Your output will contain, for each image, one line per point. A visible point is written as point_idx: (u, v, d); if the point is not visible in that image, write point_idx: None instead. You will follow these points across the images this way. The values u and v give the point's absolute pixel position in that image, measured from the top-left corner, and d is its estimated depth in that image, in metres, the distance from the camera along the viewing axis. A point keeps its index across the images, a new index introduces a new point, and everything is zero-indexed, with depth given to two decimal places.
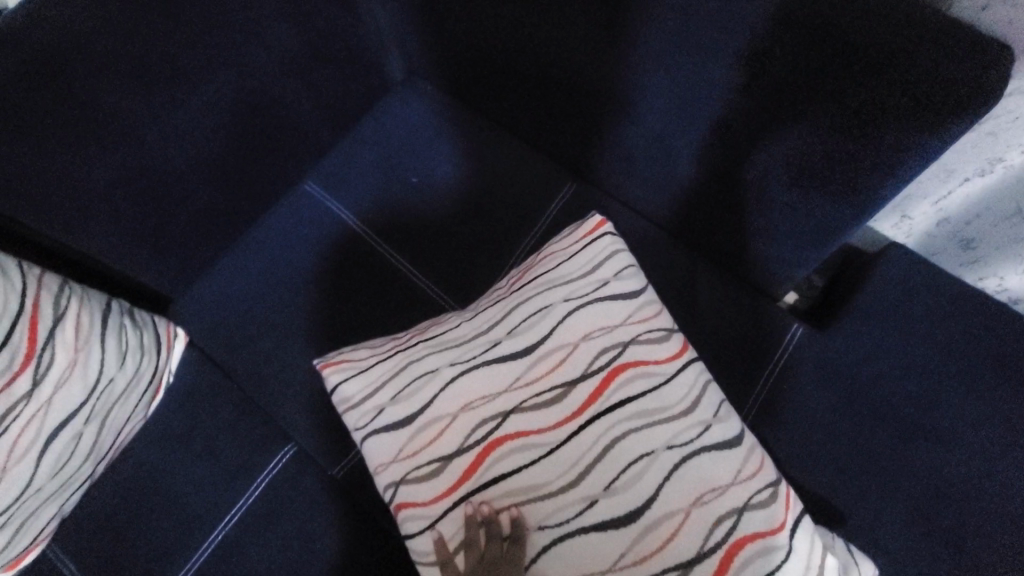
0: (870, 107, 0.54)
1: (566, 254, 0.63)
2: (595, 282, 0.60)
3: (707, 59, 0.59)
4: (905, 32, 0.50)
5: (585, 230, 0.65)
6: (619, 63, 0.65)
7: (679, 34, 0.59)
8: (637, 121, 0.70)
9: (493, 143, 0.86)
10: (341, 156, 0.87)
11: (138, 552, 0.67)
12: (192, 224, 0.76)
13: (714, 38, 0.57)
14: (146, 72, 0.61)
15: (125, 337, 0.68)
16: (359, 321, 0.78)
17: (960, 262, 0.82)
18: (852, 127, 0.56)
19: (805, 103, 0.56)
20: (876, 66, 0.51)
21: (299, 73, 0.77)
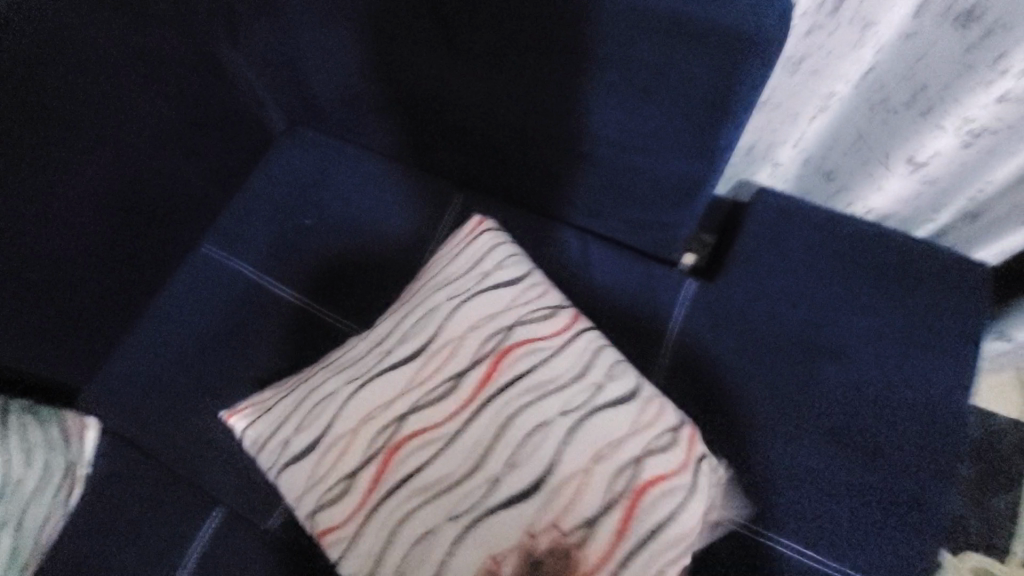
0: (685, 66, 0.59)
1: (449, 257, 0.66)
2: (479, 275, 0.62)
3: (539, 52, 0.63)
4: None
5: (465, 233, 0.67)
6: (467, 70, 0.69)
7: (511, 40, 0.63)
8: (499, 123, 0.74)
9: (379, 171, 0.89)
10: (232, 214, 0.88)
11: None
12: (89, 309, 0.75)
13: (539, 36, 0.61)
14: (33, 161, 0.62)
15: (29, 435, 0.66)
16: (272, 368, 0.78)
17: (830, 194, 0.88)
18: (679, 87, 0.61)
19: (634, 76, 0.62)
20: (678, 30, 0.56)
21: (176, 141, 0.78)
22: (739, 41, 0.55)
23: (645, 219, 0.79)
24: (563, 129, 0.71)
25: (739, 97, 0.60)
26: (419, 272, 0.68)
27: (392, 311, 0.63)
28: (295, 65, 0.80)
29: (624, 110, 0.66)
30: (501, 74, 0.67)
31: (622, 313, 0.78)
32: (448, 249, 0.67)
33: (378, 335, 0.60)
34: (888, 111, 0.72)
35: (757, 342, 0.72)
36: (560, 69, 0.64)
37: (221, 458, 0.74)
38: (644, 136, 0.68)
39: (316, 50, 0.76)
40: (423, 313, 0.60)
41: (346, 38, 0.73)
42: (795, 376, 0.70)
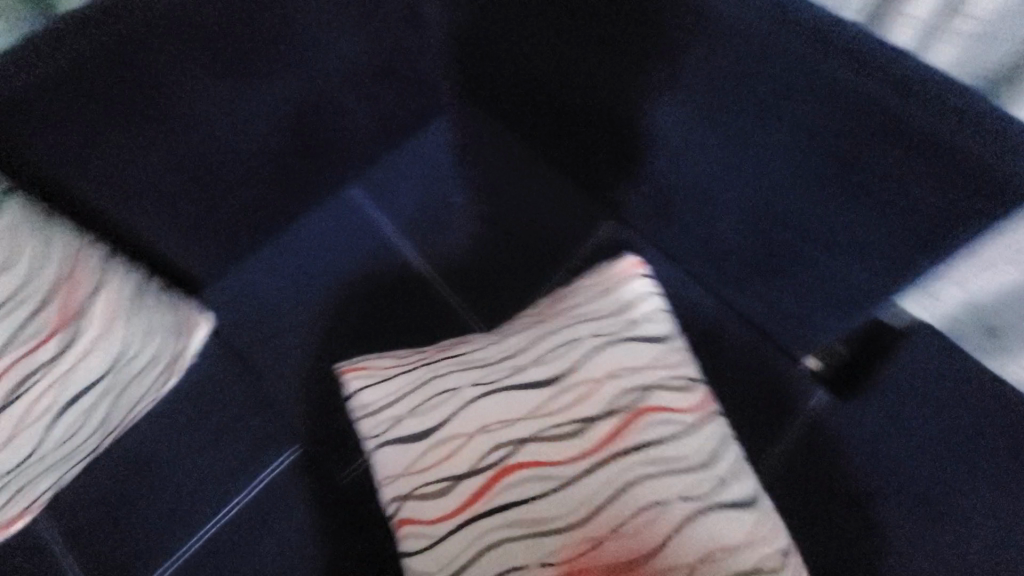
0: (921, 191, 0.54)
1: (598, 291, 0.64)
2: (627, 321, 0.60)
3: (763, 117, 0.59)
4: (974, 123, 0.50)
5: (619, 270, 0.64)
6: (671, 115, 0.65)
7: (735, 100, 0.59)
8: (678, 174, 0.71)
9: (534, 170, 0.87)
10: (384, 166, 0.91)
11: (139, 527, 0.68)
12: (235, 214, 0.78)
13: (774, 107, 0.57)
14: (227, 59, 0.63)
15: (151, 319, 0.67)
16: (383, 325, 0.81)
17: (984, 347, 0.82)
18: (904, 209, 0.56)
19: (864, 179, 0.56)
20: (936, 155, 0.51)
21: (360, 84, 0.78)
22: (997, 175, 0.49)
23: (794, 311, 0.74)
24: (747, 204, 0.67)
25: (964, 239, 0.55)
26: (559, 293, 0.67)
27: (528, 325, 0.63)
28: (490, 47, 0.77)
29: (831, 206, 0.61)
30: (710, 129, 0.63)
31: (732, 401, 0.76)
32: (596, 281, 0.65)
33: (512, 346, 0.60)
34: None
35: (866, 477, 0.70)
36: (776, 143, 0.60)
37: (317, 391, 0.79)
38: (836, 236, 0.63)
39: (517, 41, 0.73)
40: (560, 342, 0.59)
41: (558, 39, 0.68)
42: (900, 523, 0.67)
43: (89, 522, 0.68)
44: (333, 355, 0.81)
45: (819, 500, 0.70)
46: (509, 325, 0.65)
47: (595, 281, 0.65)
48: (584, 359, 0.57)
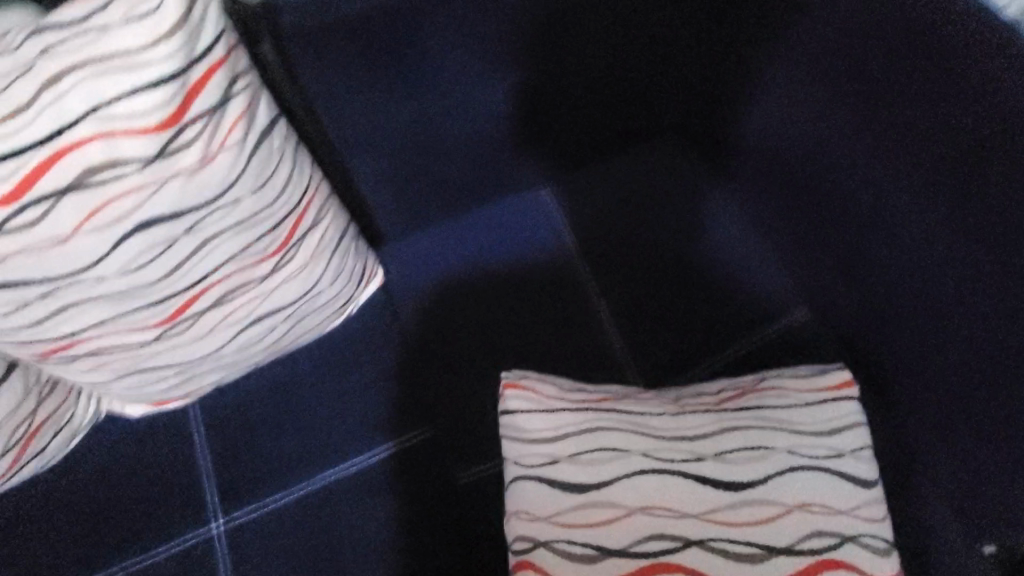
0: None
1: (799, 399, 0.58)
2: (830, 448, 0.54)
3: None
4: None
5: (826, 387, 0.58)
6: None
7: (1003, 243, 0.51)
8: (906, 299, 0.62)
9: (734, 236, 0.83)
10: (582, 178, 0.89)
11: (272, 439, 0.74)
12: (439, 183, 0.82)
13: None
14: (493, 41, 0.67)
15: (345, 263, 0.72)
16: (531, 337, 0.80)
17: None
18: None
19: None
20: None
21: (592, 93, 0.78)
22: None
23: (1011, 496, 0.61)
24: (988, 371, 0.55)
25: None
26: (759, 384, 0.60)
27: (708, 409, 0.58)
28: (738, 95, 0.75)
29: None
30: None
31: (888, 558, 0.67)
32: (795, 387, 0.59)
33: (689, 427, 0.56)
34: None
35: None
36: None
37: (459, 384, 0.78)
38: None
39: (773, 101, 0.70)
40: (747, 446, 0.54)
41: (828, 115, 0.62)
42: None
43: (238, 416, 0.75)
44: (484, 359, 0.80)
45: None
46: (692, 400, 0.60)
47: (793, 387, 0.59)
48: (775, 476, 0.52)
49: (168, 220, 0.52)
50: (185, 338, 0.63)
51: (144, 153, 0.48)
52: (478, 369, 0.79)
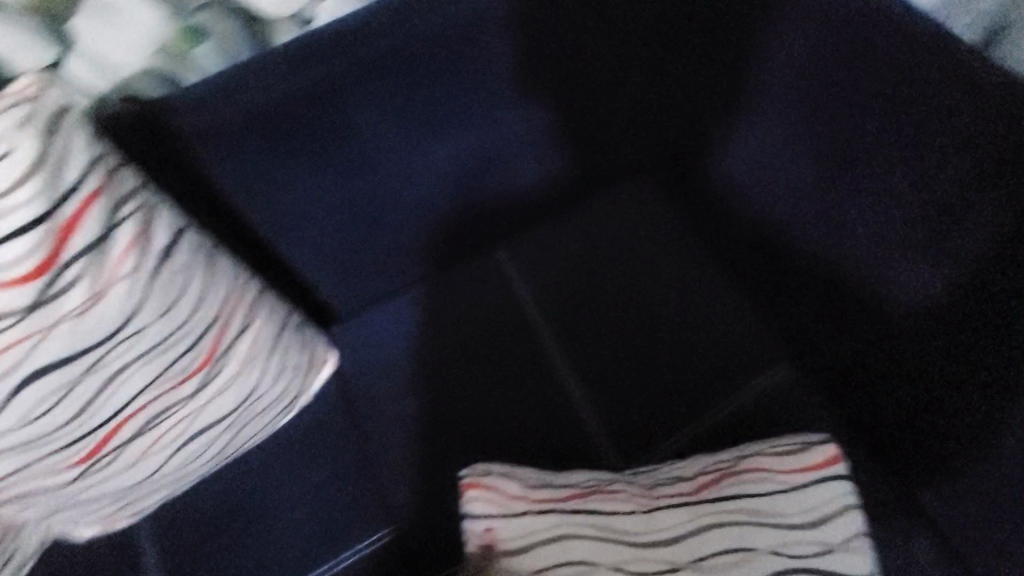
0: None
1: (784, 483, 0.54)
2: (819, 542, 0.52)
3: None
4: None
5: (808, 464, 0.54)
6: (923, 274, 0.53)
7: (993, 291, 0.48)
8: (896, 350, 0.58)
9: (702, 280, 0.78)
10: (543, 231, 0.84)
11: (221, 558, 0.67)
12: (388, 256, 0.77)
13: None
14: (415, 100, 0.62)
15: (287, 358, 0.66)
16: (499, 411, 0.74)
17: None
18: None
19: None
20: None
21: (541, 141, 0.73)
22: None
23: None
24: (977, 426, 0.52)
25: None
26: (740, 465, 0.56)
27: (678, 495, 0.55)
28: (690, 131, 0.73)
29: None
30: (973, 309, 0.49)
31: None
32: (775, 466, 0.55)
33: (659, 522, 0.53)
34: None
35: None
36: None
37: (421, 478, 0.72)
38: None
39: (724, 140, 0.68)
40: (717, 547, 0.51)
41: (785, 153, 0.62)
42: None
43: (184, 536, 0.69)
44: (453, 446, 0.73)
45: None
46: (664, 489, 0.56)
47: (774, 467, 0.55)
48: None
49: (75, 361, 0.49)
50: (115, 468, 0.58)
51: (18, 309, 0.44)
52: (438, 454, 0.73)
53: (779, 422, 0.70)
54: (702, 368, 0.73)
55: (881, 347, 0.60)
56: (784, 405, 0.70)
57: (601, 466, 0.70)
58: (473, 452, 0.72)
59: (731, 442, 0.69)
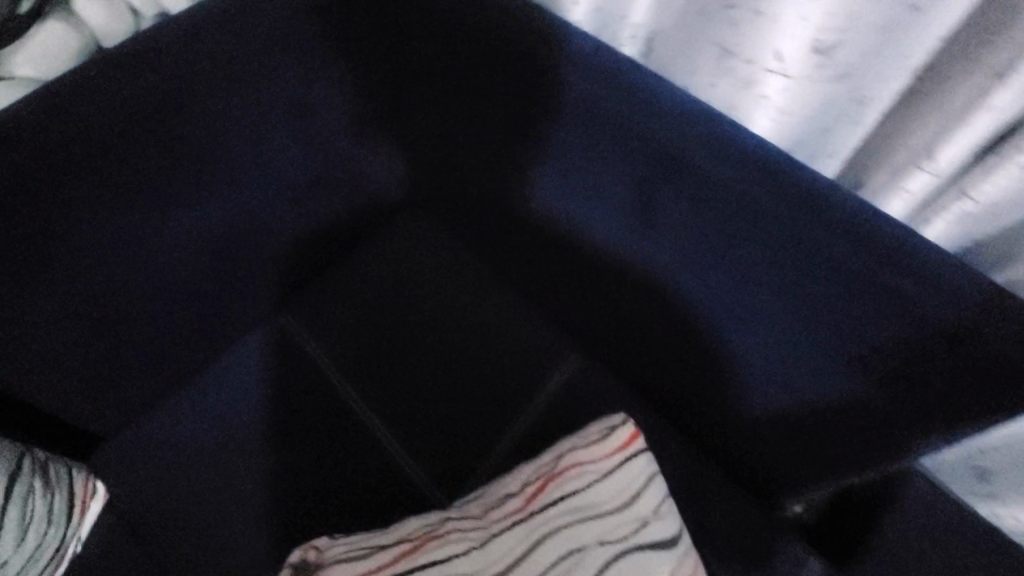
0: (896, 348, 0.51)
1: (596, 473, 0.59)
2: (637, 520, 0.58)
3: (738, 249, 0.56)
4: (939, 280, 0.47)
5: (608, 446, 0.61)
6: (634, 235, 0.65)
7: (674, 241, 0.61)
8: (637, 299, 0.70)
9: (485, 289, 0.82)
10: (325, 284, 0.83)
11: None
12: (150, 353, 0.70)
13: (730, 237, 0.56)
14: (125, 181, 0.58)
15: (30, 505, 0.57)
16: (312, 472, 0.72)
17: (972, 490, 0.76)
18: (882, 370, 0.53)
19: (827, 332, 0.55)
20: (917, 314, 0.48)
21: (291, 200, 0.74)
22: (969, 347, 0.47)
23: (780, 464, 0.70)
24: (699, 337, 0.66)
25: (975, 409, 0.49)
26: (558, 465, 0.60)
27: (507, 516, 0.58)
28: (433, 162, 0.80)
29: (808, 348, 0.58)
30: (679, 247, 0.61)
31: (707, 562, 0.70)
32: (585, 457, 0.60)
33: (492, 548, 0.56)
34: None
35: None
36: (764, 284, 0.57)
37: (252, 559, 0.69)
38: (797, 370, 0.60)
39: (463, 163, 0.76)
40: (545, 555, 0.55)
41: (501, 164, 0.72)
42: None
43: None
44: (278, 518, 0.71)
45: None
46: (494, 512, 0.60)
47: (583, 459, 0.60)
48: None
49: None
50: None
51: None
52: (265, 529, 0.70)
53: (575, 402, 0.76)
54: (495, 372, 0.77)
55: (626, 304, 0.71)
56: (580, 378, 0.77)
57: (426, 505, 0.71)
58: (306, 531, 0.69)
59: (535, 435, 0.74)
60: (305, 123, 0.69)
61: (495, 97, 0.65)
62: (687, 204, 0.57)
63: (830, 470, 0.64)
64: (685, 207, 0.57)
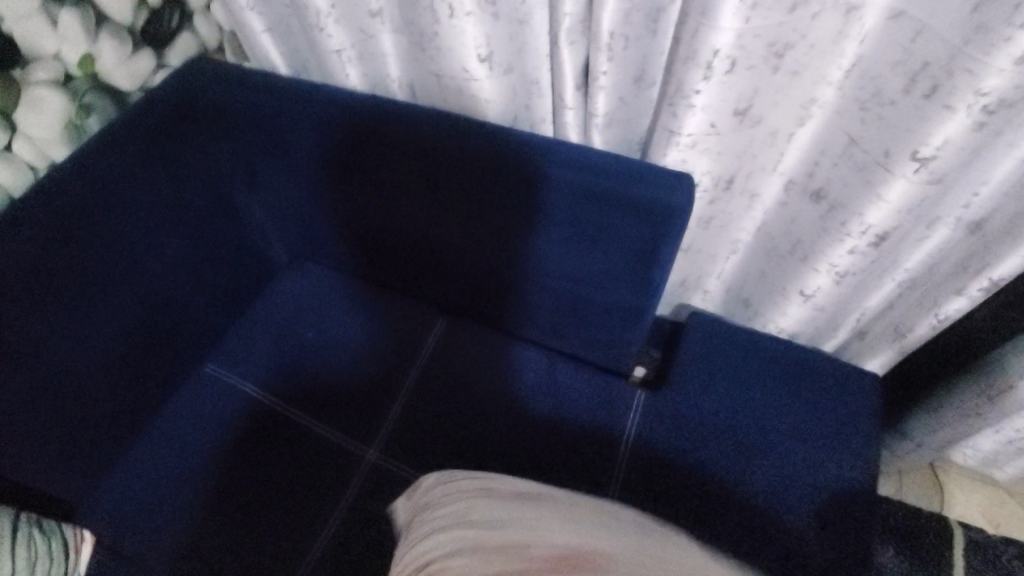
0: (599, 217, 0.80)
1: None
2: None
3: (494, 195, 0.84)
4: (598, 166, 0.77)
5: None
6: (434, 215, 0.91)
7: (459, 207, 0.88)
8: (464, 260, 0.96)
9: (365, 298, 1.07)
10: (238, 336, 1.04)
11: None
12: (99, 421, 0.86)
13: (488, 189, 0.84)
14: (58, 284, 0.76)
15: (36, 548, 0.72)
16: (263, 468, 0.91)
17: (748, 316, 1.04)
18: (603, 236, 0.82)
19: (564, 226, 0.83)
20: (596, 189, 0.77)
21: (189, 273, 0.95)
22: (630, 198, 0.76)
23: (601, 337, 0.97)
24: (507, 271, 0.94)
25: (655, 235, 0.78)
26: None
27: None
28: (297, 216, 1.03)
29: (563, 243, 0.86)
30: (464, 209, 0.88)
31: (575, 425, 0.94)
32: None
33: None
34: (778, 257, 0.89)
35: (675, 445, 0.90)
36: (519, 209, 0.84)
37: (229, 544, 0.85)
38: (566, 262, 0.88)
39: (318, 209, 1.00)
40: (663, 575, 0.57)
41: (338, 203, 0.97)
42: (718, 462, 0.86)
43: None
44: (245, 510, 0.87)
45: (661, 472, 0.87)
46: (502, 483, 0.69)
47: None
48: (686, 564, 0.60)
49: None
50: None
51: None
52: (233, 523, 0.86)
53: (453, 351, 1.01)
54: (386, 350, 1.02)
55: (463, 266, 0.97)
56: (450, 334, 1.03)
57: (359, 459, 0.91)
58: (273, 513, 0.87)
59: (428, 383, 0.98)
60: (182, 212, 0.92)
61: (316, 152, 0.91)
62: (454, 177, 0.84)
63: (624, 325, 0.93)
64: (457, 180, 0.84)
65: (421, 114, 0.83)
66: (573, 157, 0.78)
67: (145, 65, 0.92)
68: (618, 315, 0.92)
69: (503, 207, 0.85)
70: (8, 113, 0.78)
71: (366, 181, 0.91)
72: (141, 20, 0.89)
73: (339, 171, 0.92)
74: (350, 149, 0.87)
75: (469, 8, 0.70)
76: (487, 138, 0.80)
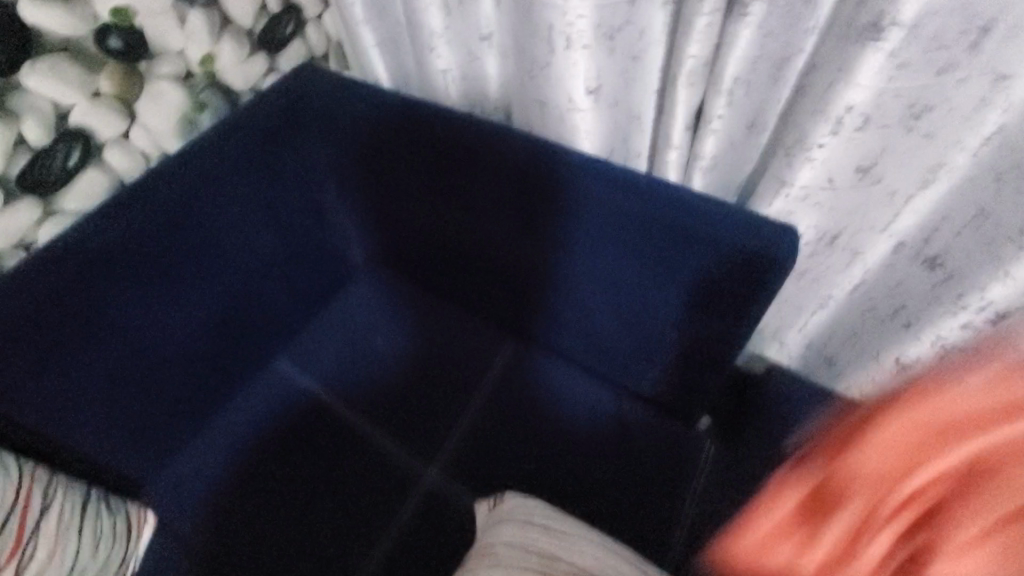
0: (689, 262, 0.77)
1: None
2: None
3: (581, 229, 0.83)
4: (696, 210, 0.75)
5: None
6: (515, 239, 0.91)
7: (543, 236, 0.87)
8: (538, 287, 0.95)
9: (434, 313, 1.08)
10: (308, 335, 1.06)
11: None
12: (172, 405, 0.89)
13: (577, 222, 0.83)
14: (153, 273, 0.80)
15: (100, 526, 0.74)
16: (320, 471, 0.92)
17: (828, 376, 0.99)
18: (691, 282, 0.80)
19: (650, 267, 0.81)
20: (690, 234, 0.75)
21: (273, 270, 0.98)
22: (725, 248, 0.74)
23: (670, 381, 0.94)
24: (580, 303, 0.93)
25: (746, 288, 0.76)
26: None
27: None
28: (381, 225, 1.05)
29: (646, 283, 0.84)
30: (547, 239, 0.87)
31: (635, 469, 0.91)
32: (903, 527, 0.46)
33: None
34: (874, 321, 0.85)
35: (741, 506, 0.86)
36: (605, 246, 0.83)
37: (279, 544, 0.86)
38: (646, 303, 0.86)
39: (401, 220, 1.01)
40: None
41: (421, 219, 0.99)
42: None
43: None
44: (298, 511, 0.88)
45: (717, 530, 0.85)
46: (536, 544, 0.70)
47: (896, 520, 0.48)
48: None
49: None
50: None
51: None
52: (286, 524, 0.87)
53: (516, 377, 1.00)
54: (448, 368, 1.02)
55: (537, 291, 0.96)
56: (515, 359, 1.02)
57: (413, 476, 0.91)
58: (329, 519, 0.88)
59: (487, 407, 0.97)
60: (275, 212, 0.94)
61: (409, 166, 0.92)
62: (543, 206, 0.84)
63: (697, 373, 0.90)
64: (546, 209, 0.84)
65: (519, 136, 0.83)
66: (671, 198, 0.76)
67: (258, 68, 0.96)
68: (692, 362, 0.89)
69: (588, 241, 0.84)
70: (130, 103, 0.82)
71: (452, 198, 0.92)
72: (259, 25, 0.93)
73: (427, 188, 0.93)
74: (441, 167, 0.88)
75: (586, 40, 0.70)
76: (583, 169, 0.79)
